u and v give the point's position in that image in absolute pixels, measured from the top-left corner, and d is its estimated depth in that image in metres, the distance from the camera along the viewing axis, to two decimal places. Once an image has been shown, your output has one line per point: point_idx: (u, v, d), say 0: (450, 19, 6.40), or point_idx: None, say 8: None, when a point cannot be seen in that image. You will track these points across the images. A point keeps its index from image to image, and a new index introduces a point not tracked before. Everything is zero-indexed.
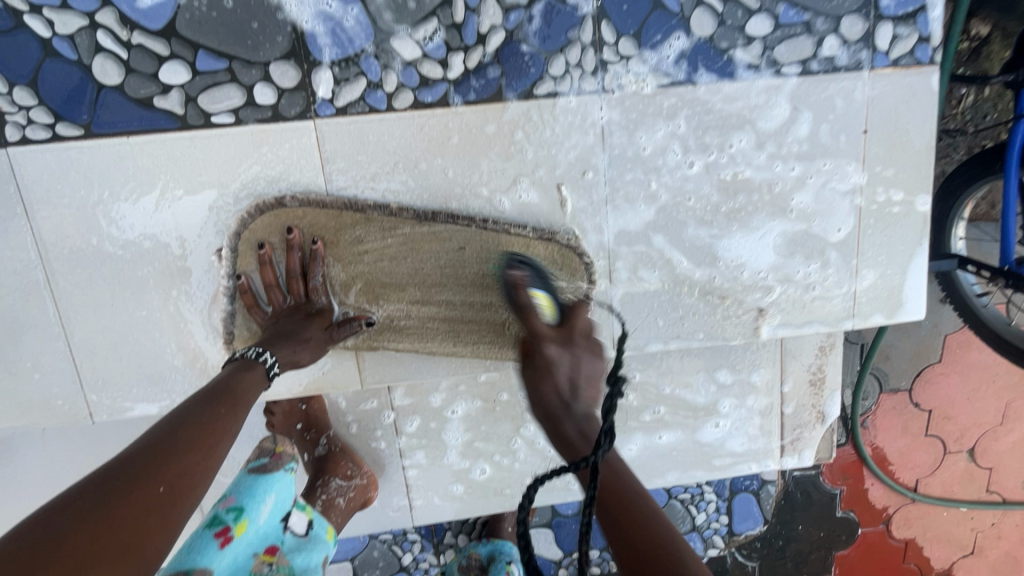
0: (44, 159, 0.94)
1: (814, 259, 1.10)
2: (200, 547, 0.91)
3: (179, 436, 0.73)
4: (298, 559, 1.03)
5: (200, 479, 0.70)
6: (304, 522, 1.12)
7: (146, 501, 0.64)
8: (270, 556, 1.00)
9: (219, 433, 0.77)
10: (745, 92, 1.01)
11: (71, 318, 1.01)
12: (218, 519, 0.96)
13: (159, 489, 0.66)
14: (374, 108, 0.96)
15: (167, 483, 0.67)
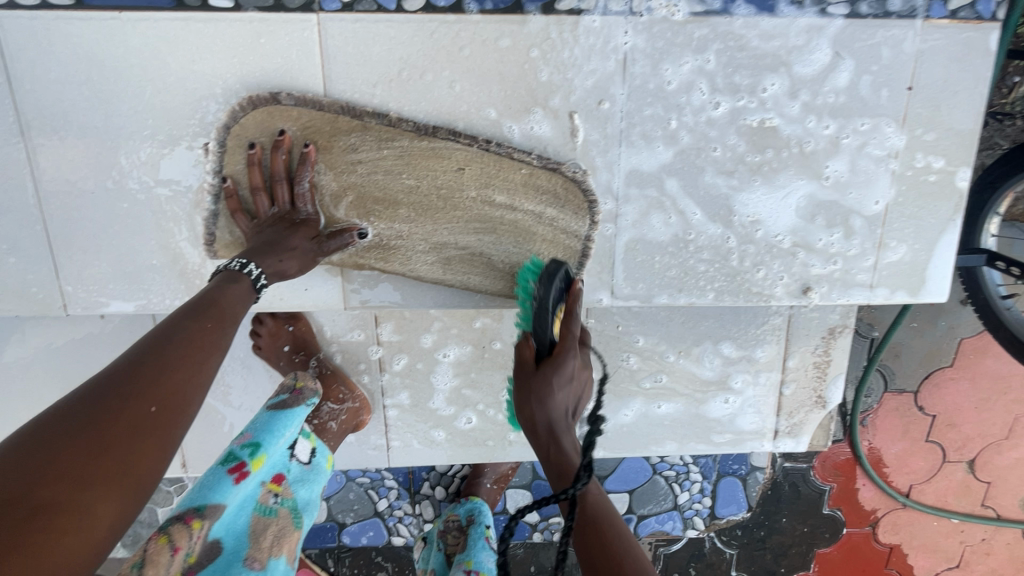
0: (28, 26, 0.89)
1: (837, 227, 1.02)
2: (211, 485, 0.92)
3: (168, 352, 0.69)
4: (302, 491, 1.05)
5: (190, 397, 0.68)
6: (309, 450, 1.11)
7: (135, 423, 0.61)
8: (277, 486, 1.02)
9: (204, 347, 0.73)
10: (784, 30, 0.93)
11: (50, 202, 0.97)
12: (233, 455, 0.97)
13: (151, 409, 0.63)
14: (382, 7, 0.90)
15: (159, 402, 0.64)
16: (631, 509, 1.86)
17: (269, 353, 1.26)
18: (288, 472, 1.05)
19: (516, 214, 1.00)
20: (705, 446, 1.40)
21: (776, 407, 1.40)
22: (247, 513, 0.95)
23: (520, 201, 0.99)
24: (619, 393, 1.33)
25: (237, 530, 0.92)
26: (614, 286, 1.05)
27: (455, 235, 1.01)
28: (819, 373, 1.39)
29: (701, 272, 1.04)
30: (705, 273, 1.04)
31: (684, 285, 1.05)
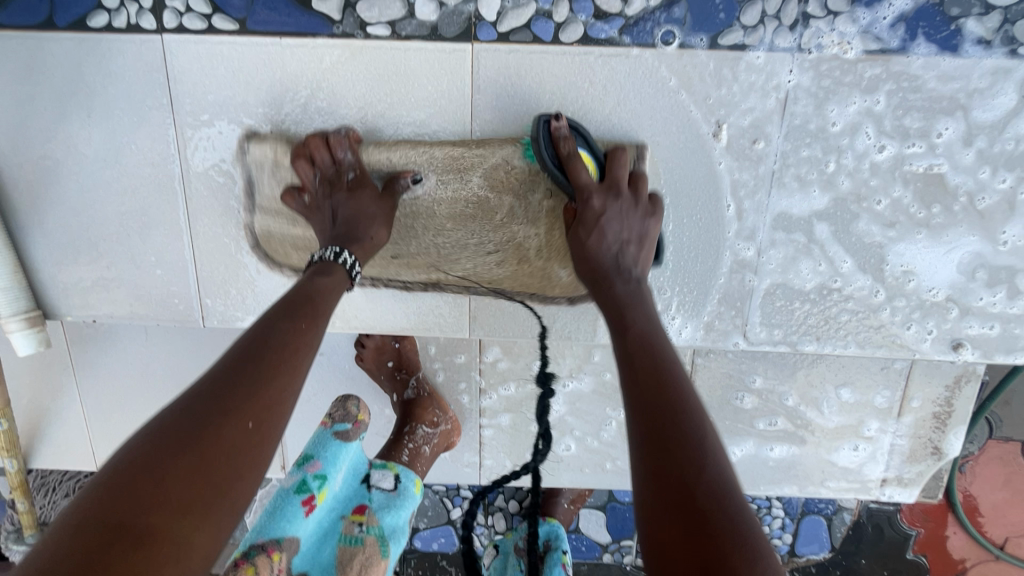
0: (194, 50, 0.91)
1: (1000, 285, 0.96)
2: (287, 515, 0.89)
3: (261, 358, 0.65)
4: (388, 518, 1.00)
5: (283, 398, 0.64)
6: (390, 478, 1.07)
7: (233, 441, 0.58)
8: (358, 515, 0.98)
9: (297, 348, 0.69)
10: (967, 71, 0.86)
11: (198, 220, 1.01)
12: (305, 484, 0.93)
13: (248, 425, 0.59)
14: (538, 38, 0.88)
15: (256, 419, 0.60)
16: None
17: (370, 369, 1.26)
18: (370, 500, 1.01)
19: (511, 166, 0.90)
20: (803, 488, 1.40)
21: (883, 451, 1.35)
22: (329, 543, 0.94)
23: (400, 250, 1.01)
24: (737, 434, 1.35)
25: (325, 562, 0.91)
26: (747, 328, 1.02)
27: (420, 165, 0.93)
28: (936, 422, 1.32)
29: (841, 321, 1.00)
30: (846, 322, 1.00)
31: (821, 332, 1.01)
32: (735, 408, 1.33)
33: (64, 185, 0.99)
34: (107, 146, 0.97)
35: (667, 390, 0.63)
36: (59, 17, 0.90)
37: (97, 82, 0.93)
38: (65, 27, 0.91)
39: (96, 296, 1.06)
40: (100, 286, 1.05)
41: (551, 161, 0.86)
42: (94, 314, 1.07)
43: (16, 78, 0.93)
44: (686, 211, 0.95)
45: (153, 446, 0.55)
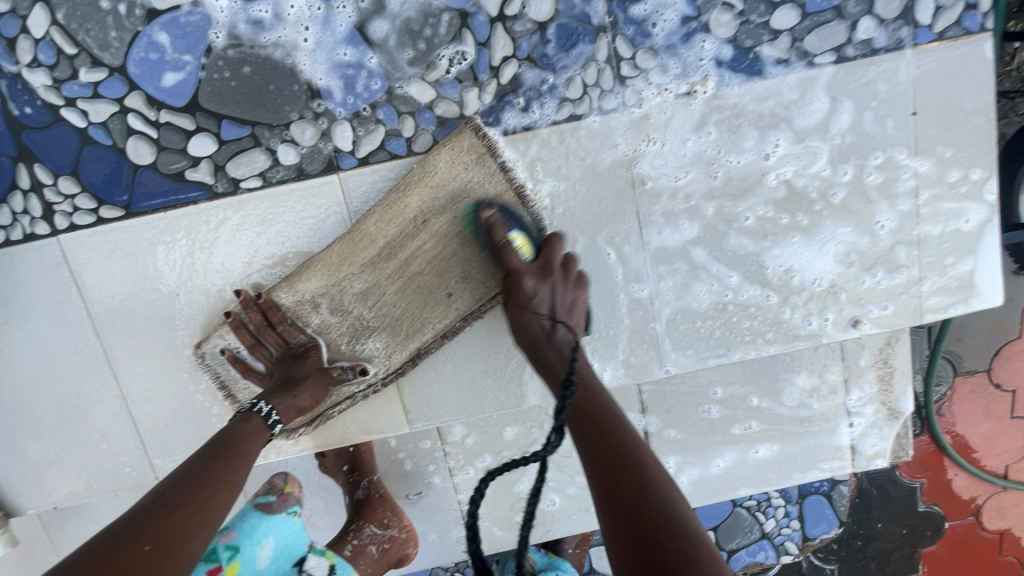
0: (90, 242, 0.98)
1: (877, 260, 1.03)
2: None
3: (175, 493, 0.74)
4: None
5: (191, 525, 0.71)
6: (325, 567, 1.01)
7: (135, 566, 0.64)
8: None
9: (214, 487, 0.76)
10: (777, 89, 0.95)
11: (130, 389, 1.05)
12: (214, 553, 0.91)
13: (145, 548, 0.66)
14: (395, 154, 0.96)
15: (154, 541, 0.67)
16: (720, 546, 1.83)
17: (331, 472, 1.32)
18: None
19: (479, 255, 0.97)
20: (783, 479, 1.44)
21: (849, 422, 1.40)
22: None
23: (361, 338, 1.01)
24: (708, 445, 1.39)
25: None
26: (663, 357, 1.07)
27: (321, 274, 0.97)
28: (882, 384, 1.37)
29: (746, 327, 1.06)
30: (750, 327, 1.06)
31: (730, 342, 1.06)
32: (698, 422, 1.37)
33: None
34: (30, 345, 1.02)
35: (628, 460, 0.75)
36: None
37: (9, 291, 0.99)
38: None
39: (53, 483, 1.09)
40: (54, 474, 1.09)
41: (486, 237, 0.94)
42: (53, 500, 1.10)
43: None
44: None
45: None
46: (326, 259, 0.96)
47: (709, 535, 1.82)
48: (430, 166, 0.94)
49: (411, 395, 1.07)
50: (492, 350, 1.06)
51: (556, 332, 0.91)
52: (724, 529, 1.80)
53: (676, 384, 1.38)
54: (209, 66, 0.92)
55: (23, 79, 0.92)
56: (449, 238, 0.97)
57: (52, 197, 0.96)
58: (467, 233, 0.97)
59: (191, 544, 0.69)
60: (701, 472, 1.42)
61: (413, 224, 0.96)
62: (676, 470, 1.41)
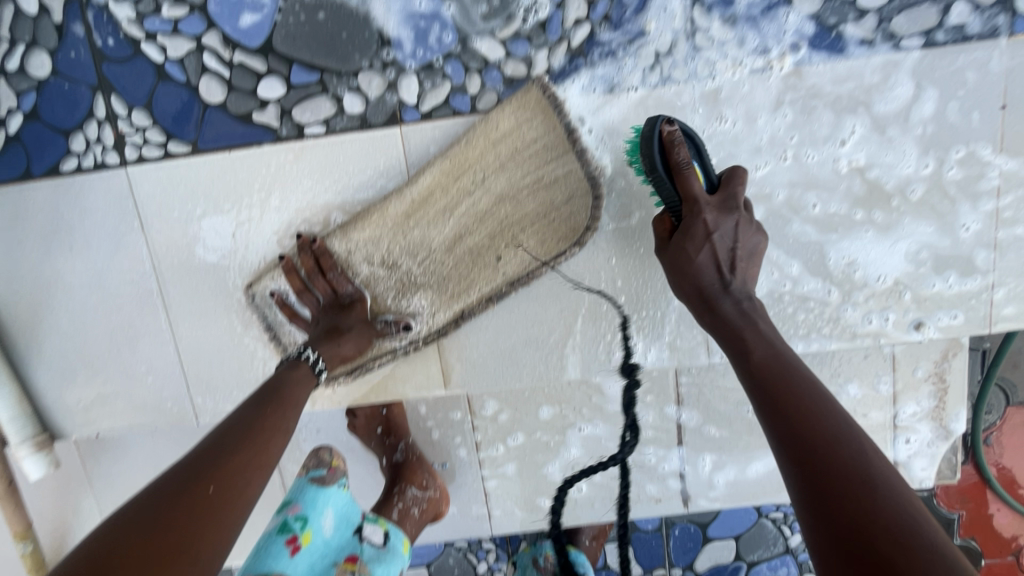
0: (156, 176, 1.00)
1: (948, 260, 0.99)
2: (272, 554, 0.92)
3: (232, 438, 0.76)
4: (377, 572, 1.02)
5: (247, 469, 0.73)
6: (381, 533, 1.08)
7: (199, 503, 0.66)
8: (351, 565, 1.00)
9: (269, 432, 0.79)
10: (858, 71, 0.92)
11: (178, 325, 1.07)
12: (287, 526, 0.95)
13: (208, 489, 0.68)
14: (458, 111, 0.96)
15: (216, 482, 0.69)
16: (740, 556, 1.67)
17: (363, 436, 1.34)
18: (361, 551, 1.03)
19: (516, 231, 0.97)
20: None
21: (906, 438, 1.35)
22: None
23: (405, 292, 1.01)
24: (746, 447, 1.35)
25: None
26: (711, 343, 1.04)
27: (375, 225, 0.98)
28: (934, 400, 1.32)
29: (800, 319, 1.01)
30: (805, 320, 1.01)
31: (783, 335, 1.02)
32: (738, 422, 1.34)
33: (56, 313, 1.07)
34: (90, 271, 1.05)
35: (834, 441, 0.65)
36: (35, 166, 1.01)
37: (75, 217, 1.03)
38: (41, 175, 1.01)
39: (97, 411, 1.12)
40: (98, 401, 1.12)
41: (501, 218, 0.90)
42: (96, 427, 1.13)
43: (5, 226, 1.04)
44: (625, 241, 0.99)
45: (120, 525, 0.63)
46: (382, 210, 0.97)
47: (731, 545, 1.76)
48: (492, 121, 0.94)
49: (449, 357, 1.06)
50: (536, 321, 1.04)
51: (731, 282, 0.85)
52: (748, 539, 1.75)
53: (717, 380, 1.32)
54: (285, 9, 0.93)
55: (108, 11, 0.95)
56: (505, 196, 0.96)
57: (125, 128, 0.99)
58: (523, 193, 0.96)
59: (249, 487, 0.71)
60: (737, 475, 1.38)
61: (471, 179, 0.96)
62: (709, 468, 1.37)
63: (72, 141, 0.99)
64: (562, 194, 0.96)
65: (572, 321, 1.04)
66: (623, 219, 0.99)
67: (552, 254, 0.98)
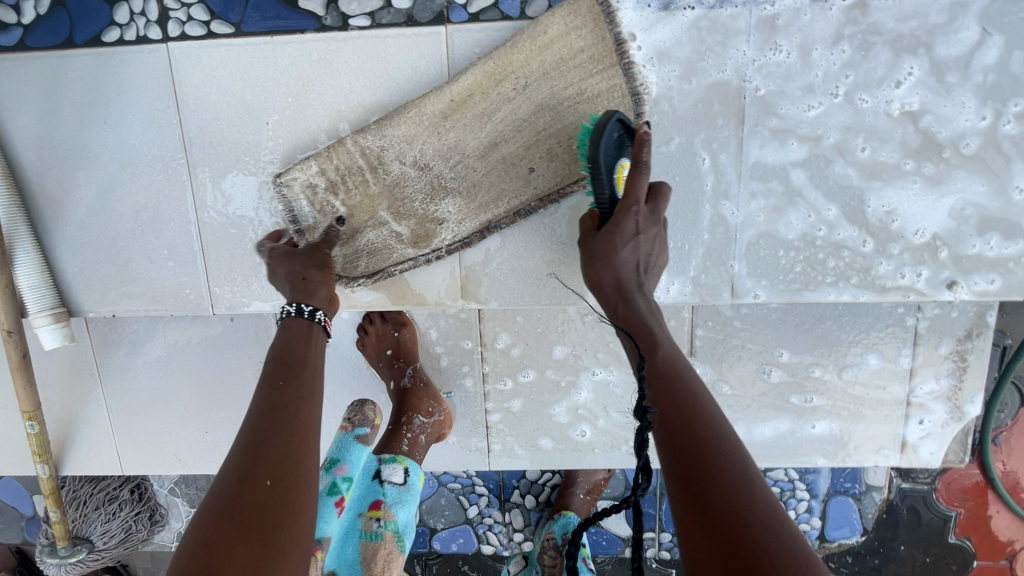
0: (196, 55, 1.00)
1: (991, 219, 0.96)
2: (316, 519, 1.04)
3: (268, 420, 0.72)
4: (401, 514, 1.10)
5: (295, 447, 0.71)
6: (401, 472, 1.16)
7: (265, 499, 0.65)
8: (376, 511, 1.10)
9: (298, 401, 0.76)
10: (923, 9, 0.89)
11: (204, 212, 1.07)
12: (336, 488, 1.09)
13: (267, 483, 0.66)
14: (506, 15, 0.94)
15: (273, 475, 0.67)
16: None
17: (370, 357, 1.31)
18: (384, 496, 1.12)
19: (553, 144, 0.96)
20: (822, 461, 1.37)
21: (920, 418, 1.33)
22: (352, 543, 1.07)
23: (434, 195, 1.00)
24: (751, 406, 1.34)
25: (349, 559, 1.05)
26: (736, 283, 1.02)
27: (411, 122, 0.96)
28: (952, 380, 1.29)
29: (829, 267, 0.99)
30: (834, 267, 0.99)
31: (810, 281, 1.00)
32: (750, 382, 1.32)
33: (85, 187, 1.08)
34: (122, 147, 1.05)
35: (696, 420, 0.65)
36: (78, 34, 1.01)
37: (113, 90, 1.02)
38: (83, 43, 1.01)
39: (115, 292, 1.13)
40: (117, 282, 1.12)
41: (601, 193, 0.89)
42: (113, 308, 1.14)
43: (41, 93, 1.03)
44: (661, 167, 0.98)
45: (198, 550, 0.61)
46: (420, 107, 0.95)
47: None
48: (541, 25, 0.91)
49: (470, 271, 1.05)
50: (562, 243, 1.03)
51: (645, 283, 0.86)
52: None
53: (734, 336, 1.30)
54: None
55: None
56: (546, 106, 0.95)
57: (170, 3, 0.98)
58: (564, 104, 0.94)
59: (306, 462, 0.70)
60: (743, 436, 1.37)
61: (513, 85, 0.94)
62: None
63: (117, 12, 0.99)
64: (604, 109, 0.94)
65: None
66: (661, 145, 0.97)
67: (587, 171, 0.97)
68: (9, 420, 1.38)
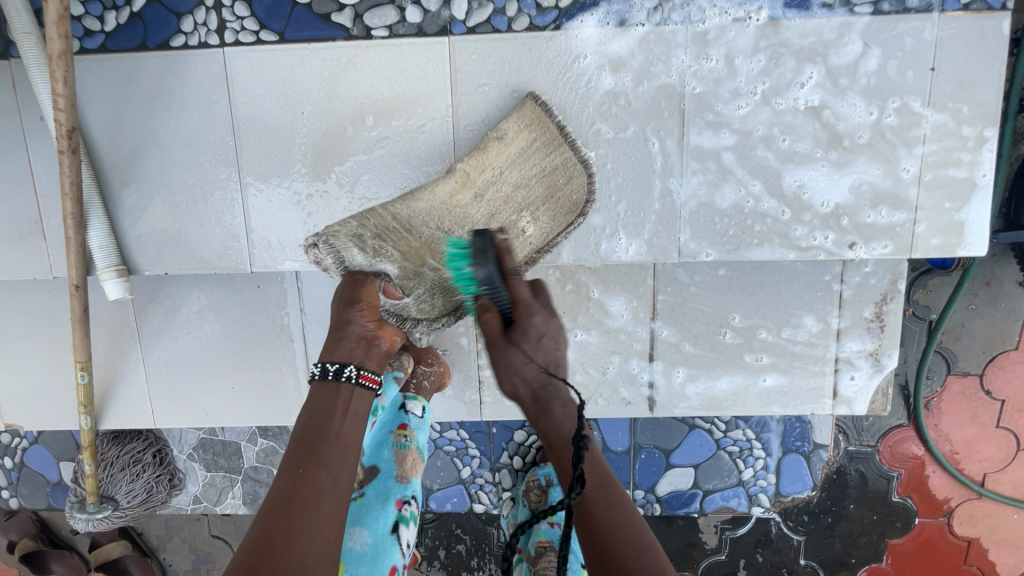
0: (247, 58, 1.24)
1: (884, 193, 1.19)
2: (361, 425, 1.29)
3: (316, 425, 0.94)
4: (422, 433, 1.35)
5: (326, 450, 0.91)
6: (420, 407, 1.38)
7: (297, 480, 0.86)
8: (403, 431, 1.33)
9: (340, 414, 0.96)
10: (820, 28, 1.14)
11: (248, 186, 1.30)
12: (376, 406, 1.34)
13: (299, 471, 0.87)
14: (497, 29, 1.19)
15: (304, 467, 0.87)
16: (697, 483, 1.97)
17: None
18: (408, 421, 1.35)
19: (537, 206, 1.21)
20: (777, 409, 1.55)
21: (850, 374, 1.52)
22: (386, 449, 1.29)
23: None
24: (714, 365, 1.52)
25: (385, 459, 1.27)
26: (681, 244, 1.25)
27: (428, 199, 1.17)
28: (873, 338, 1.49)
29: (756, 231, 1.23)
30: (760, 231, 1.23)
31: (740, 243, 1.24)
32: (705, 339, 1.50)
33: (148, 165, 1.30)
34: (181, 133, 1.28)
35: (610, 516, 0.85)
36: (150, 40, 1.24)
37: (176, 85, 1.26)
38: (154, 47, 1.24)
39: (167, 253, 1.35)
40: (170, 245, 1.34)
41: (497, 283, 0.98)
42: (165, 268, 1.36)
43: (116, 87, 1.27)
44: (620, 151, 1.22)
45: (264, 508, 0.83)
46: (433, 188, 1.17)
47: (691, 473, 1.97)
48: (501, 128, 1.18)
49: None
50: None
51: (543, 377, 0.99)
52: (705, 469, 1.96)
53: (691, 298, 1.49)
54: None
55: None
56: (522, 183, 1.20)
57: (228, 16, 1.22)
58: (536, 180, 1.20)
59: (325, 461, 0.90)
60: (705, 389, 1.54)
61: (493, 171, 1.19)
62: (677, 373, 1.53)
63: (183, 22, 1.23)
64: (563, 179, 1.19)
65: None
66: (621, 132, 1.21)
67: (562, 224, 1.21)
68: (61, 373, 1.57)
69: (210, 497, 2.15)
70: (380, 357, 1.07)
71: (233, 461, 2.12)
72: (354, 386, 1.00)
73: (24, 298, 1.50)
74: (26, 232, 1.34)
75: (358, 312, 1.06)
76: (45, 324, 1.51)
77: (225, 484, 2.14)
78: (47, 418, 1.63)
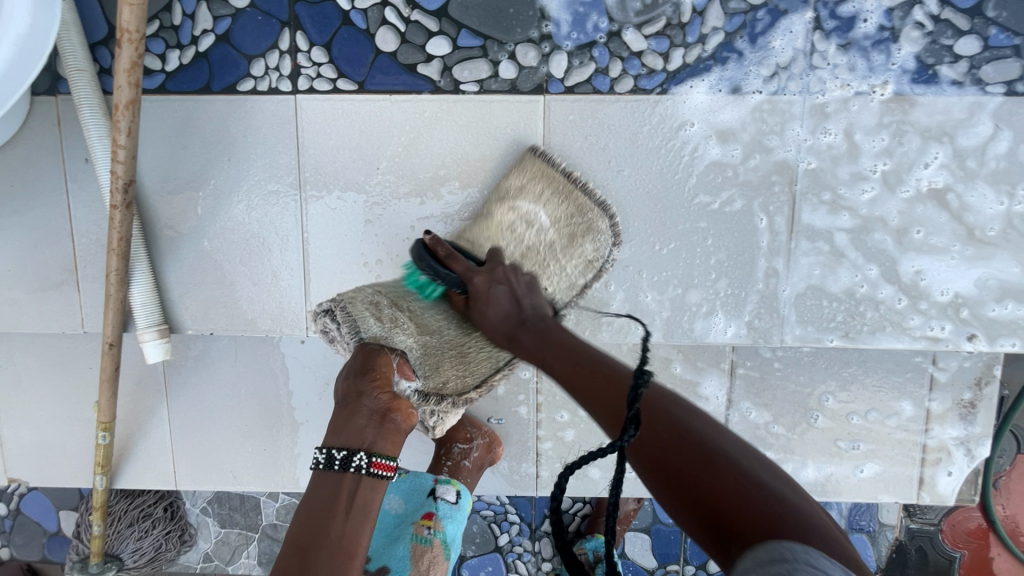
0: (320, 106, 1.13)
1: (1008, 283, 1.10)
2: None
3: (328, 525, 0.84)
4: (451, 526, 1.19)
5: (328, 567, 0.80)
6: (454, 490, 1.23)
7: None
8: (428, 521, 1.19)
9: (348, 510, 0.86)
10: (949, 106, 1.06)
11: (311, 244, 1.18)
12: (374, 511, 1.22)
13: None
14: (597, 89, 1.10)
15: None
16: None
17: None
18: (437, 509, 1.21)
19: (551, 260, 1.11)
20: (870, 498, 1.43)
21: (944, 465, 1.41)
22: (403, 544, 1.16)
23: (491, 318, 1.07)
24: (794, 447, 1.41)
25: (401, 558, 1.13)
26: (784, 327, 1.15)
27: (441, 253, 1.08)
28: (969, 426, 1.38)
29: (867, 317, 1.13)
30: (871, 318, 1.13)
31: (851, 329, 1.14)
32: (788, 419, 1.39)
33: (200, 216, 1.18)
34: (240, 182, 1.17)
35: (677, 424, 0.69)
36: (215, 83, 1.14)
37: (239, 132, 1.15)
38: (219, 90, 1.14)
39: (214, 311, 1.22)
40: (218, 301, 1.22)
41: (438, 272, 1.02)
42: (210, 326, 1.23)
43: (172, 131, 1.15)
44: (723, 225, 1.12)
45: None
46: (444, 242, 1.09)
47: None
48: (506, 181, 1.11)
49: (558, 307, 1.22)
50: (633, 286, 1.16)
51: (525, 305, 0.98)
52: None
53: (774, 376, 1.38)
54: None
55: None
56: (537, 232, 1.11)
57: (303, 62, 1.12)
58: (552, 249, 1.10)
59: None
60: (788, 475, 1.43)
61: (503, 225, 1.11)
62: None
63: (253, 65, 1.13)
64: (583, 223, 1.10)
65: (666, 289, 1.15)
66: (726, 204, 1.12)
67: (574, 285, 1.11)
68: (78, 430, 1.41)
69: (222, 555, 1.90)
70: (396, 437, 0.93)
71: (251, 517, 1.89)
72: (363, 476, 0.87)
73: (46, 346, 1.37)
74: (57, 281, 1.21)
75: (369, 384, 0.94)
76: (66, 376, 1.37)
77: (239, 541, 1.90)
78: (55, 478, 1.46)
